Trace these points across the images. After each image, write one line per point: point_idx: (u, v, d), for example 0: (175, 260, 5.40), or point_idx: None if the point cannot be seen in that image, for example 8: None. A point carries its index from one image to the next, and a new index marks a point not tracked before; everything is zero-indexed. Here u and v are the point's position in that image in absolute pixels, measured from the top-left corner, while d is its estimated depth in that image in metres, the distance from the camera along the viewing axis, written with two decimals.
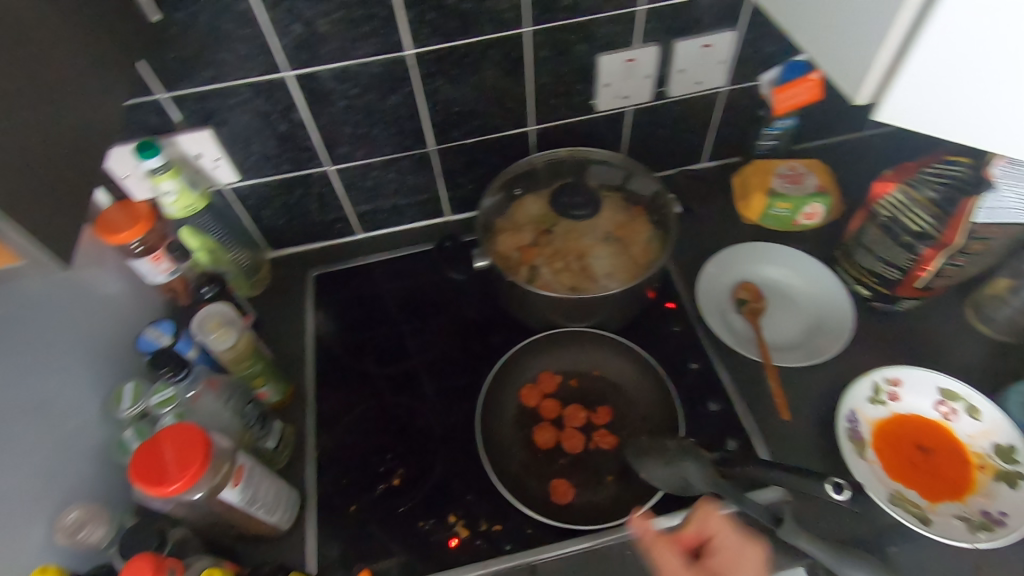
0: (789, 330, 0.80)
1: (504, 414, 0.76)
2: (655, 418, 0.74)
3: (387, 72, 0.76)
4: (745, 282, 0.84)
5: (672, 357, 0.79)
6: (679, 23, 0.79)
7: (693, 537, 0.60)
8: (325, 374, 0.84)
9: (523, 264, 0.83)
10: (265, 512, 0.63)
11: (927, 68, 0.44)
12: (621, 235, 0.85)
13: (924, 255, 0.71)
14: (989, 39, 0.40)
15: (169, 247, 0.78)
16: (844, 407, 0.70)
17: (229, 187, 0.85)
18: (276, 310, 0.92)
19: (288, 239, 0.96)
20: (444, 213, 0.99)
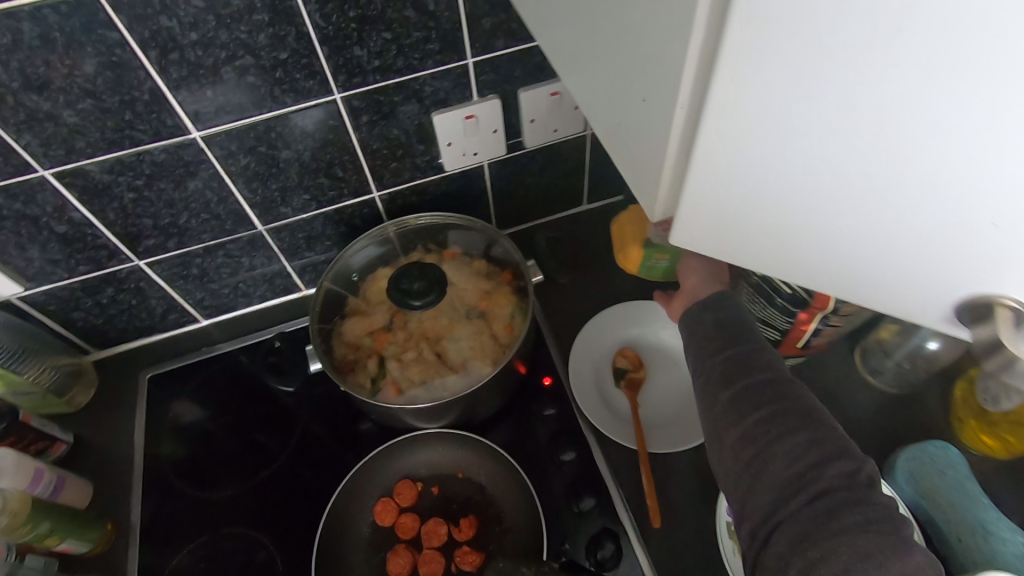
0: (669, 401, 0.72)
1: (355, 536, 0.67)
2: (523, 527, 0.66)
3: (175, 158, 0.64)
4: (623, 349, 0.75)
5: (544, 446, 0.71)
6: (518, 73, 0.70)
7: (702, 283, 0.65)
8: (155, 504, 0.72)
9: (372, 356, 0.73)
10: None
11: (712, 191, 0.32)
12: (482, 310, 0.75)
13: (799, 318, 0.64)
14: (780, 165, 0.29)
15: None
16: (724, 499, 0.62)
17: (18, 297, 0.72)
18: (105, 426, 0.80)
19: (113, 338, 0.83)
20: (298, 289, 0.88)
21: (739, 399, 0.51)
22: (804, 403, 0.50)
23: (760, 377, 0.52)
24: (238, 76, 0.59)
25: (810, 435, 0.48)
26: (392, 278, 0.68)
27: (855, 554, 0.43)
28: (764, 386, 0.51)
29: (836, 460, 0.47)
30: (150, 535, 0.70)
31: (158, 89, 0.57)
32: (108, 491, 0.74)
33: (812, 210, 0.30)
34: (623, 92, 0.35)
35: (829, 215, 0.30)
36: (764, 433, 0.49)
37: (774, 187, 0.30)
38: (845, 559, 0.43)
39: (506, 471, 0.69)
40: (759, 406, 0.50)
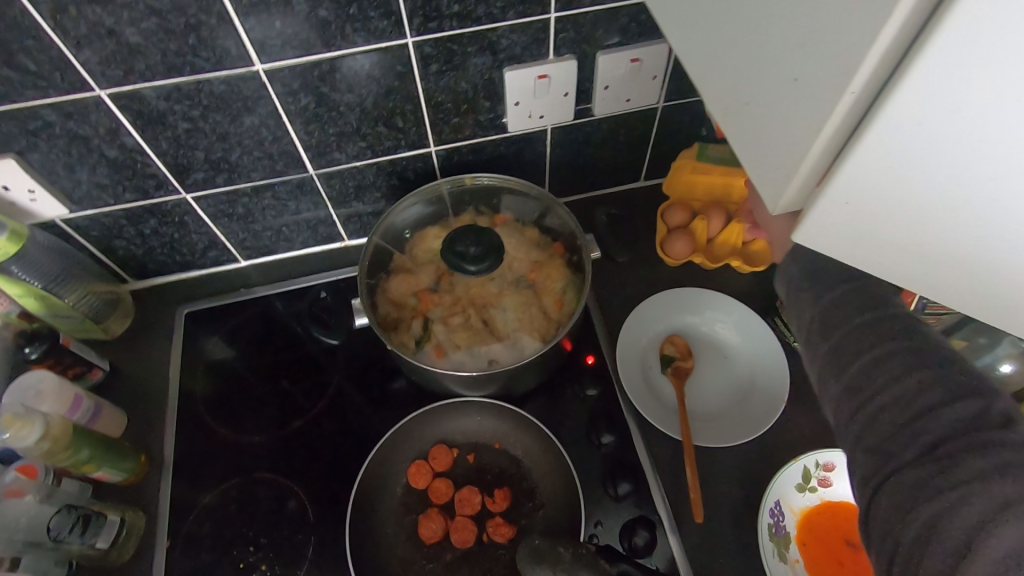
0: (717, 395, 0.70)
1: (387, 496, 0.66)
2: (558, 506, 0.65)
3: (234, 90, 0.61)
4: (673, 336, 0.73)
5: (582, 427, 0.70)
6: (600, 33, 0.65)
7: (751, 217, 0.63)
8: (187, 441, 0.72)
9: (416, 317, 0.71)
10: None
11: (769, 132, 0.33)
12: (532, 280, 0.73)
13: None
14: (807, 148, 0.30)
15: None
16: (767, 500, 0.61)
17: (63, 220, 0.71)
18: (139, 357, 0.79)
19: (152, 270, 0.82)
20: (341, 238, 0.85)
21: (856, 343, 0.45)
22: (924, 336, 0.43)
23: (876, 313, 0.45)
24: (309, 8, 0.55)
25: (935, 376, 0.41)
26: (448, 238, 0.65)
27: (988, 506, 0.35)
28: (889, 325, 0.44)
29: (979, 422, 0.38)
30: (182, 470, 0.70)
31: (225, 13, 0.54)
32: (141, 422, 0.74)
33: (957, 210, 0.27)
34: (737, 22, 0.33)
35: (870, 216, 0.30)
36: (878, 375, 0.43)
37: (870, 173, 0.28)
38: (976, 510, 0.36)
39: (543, 448, 0.67)
40: (883, 340, 0.44)
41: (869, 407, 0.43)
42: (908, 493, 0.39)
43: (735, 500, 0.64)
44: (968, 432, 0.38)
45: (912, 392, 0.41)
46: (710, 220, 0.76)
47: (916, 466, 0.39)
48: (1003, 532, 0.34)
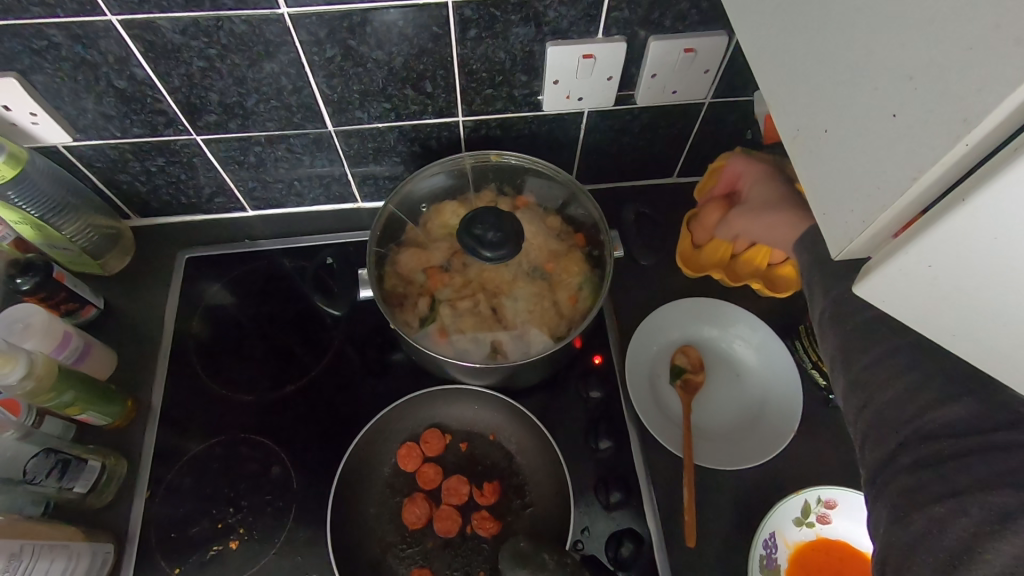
0: (724, 413, 0.68)
1: (374, 475, 0.65)
2: (546, 507, 0.63)
3: (256, 32, 0.56)
4: (686, 347, 0.71)
5: (581, 429, 0.67)
6: (656, 17, 0.60)
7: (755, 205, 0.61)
8: (176, 392, 0.70)
9: (423, 294, 0.68)
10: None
11: (848, 167, 0.29)
12: (549, 270, 0.69)
13: None
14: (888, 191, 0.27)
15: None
16: (762, 530, 0.60)
17: (65, 147, 0.67)
18: (134, 297, 0.77)
19: (155, 208, 0.78)
20: (353, 199, 0.82)
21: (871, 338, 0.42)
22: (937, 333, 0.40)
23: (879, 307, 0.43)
24: None
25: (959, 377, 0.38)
26: (467, 219, 0.62)
27: (986, 516, 0.34)
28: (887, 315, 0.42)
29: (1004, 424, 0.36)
30: (167, 421, 0.68)
31: None
32: (130, 365, 0.72)
33: None
34: (837, 35, 0.29)
35: (937, 280, 0.27)
36: (881, 369, 0.41)
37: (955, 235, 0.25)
38: (972, 521, 0.34)
39: (539, 446, 0.66)
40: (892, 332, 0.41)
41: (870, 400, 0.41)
42: (905, 496, 0.37)
43: (725, 526, 0.63)
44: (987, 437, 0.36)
45: (922, 392, 0.39)
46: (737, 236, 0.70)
47: (914, 468, 0.38)
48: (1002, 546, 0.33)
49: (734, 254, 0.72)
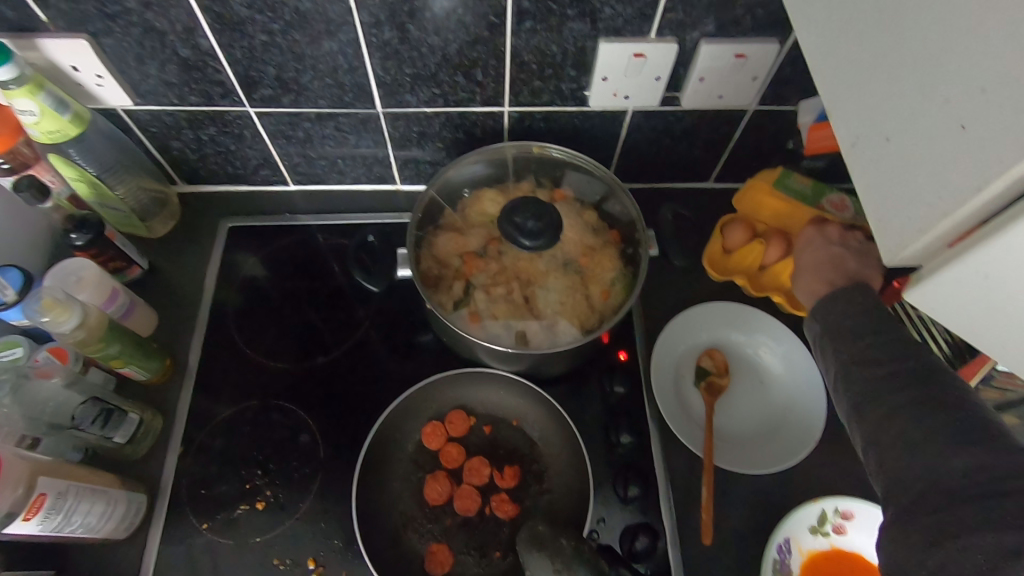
0: (746, 419, 0.69)
1: (398, 450, 0.66)
2: (565, 495, 0.64)
3: (319, 10, 0.58)
4: (713, 351, 0.71)
5: (603, 422, 0.68)
6: (710, 20, 0.60)
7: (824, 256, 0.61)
8: (212, 355, 0.72)
9: (459, 278, 0.70)
10: (100, 523, 0.56)
11: (909, 174, 0.30)
12: (582, 263, 0.71)
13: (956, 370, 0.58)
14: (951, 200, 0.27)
15: (17, 182, 0.65)
16: (777, 535, 0.60)
17: (125, 111, 0.69)
18: (177, 261, 0.79)
19: (202, 176, 0.81)
20: (393, 181, 0.83)
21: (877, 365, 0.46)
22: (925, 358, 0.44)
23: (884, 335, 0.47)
24: None
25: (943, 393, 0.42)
26: (508, 207, 0.63)
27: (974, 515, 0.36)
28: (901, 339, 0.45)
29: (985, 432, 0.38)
30: (202, 382, 0.70)
31: None
32: (169, 326, 0.74)
33: None
34: (909, 44, 0.29)
35: (992, 291, 0.27)
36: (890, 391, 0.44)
37: (1016, 247, 0.25)
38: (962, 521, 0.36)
39: (561, 435, 0.67)
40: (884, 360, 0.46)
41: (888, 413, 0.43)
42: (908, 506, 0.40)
43: (740, 528, 0.63)
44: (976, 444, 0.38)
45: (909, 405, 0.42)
46: (768, 247, 0.70)
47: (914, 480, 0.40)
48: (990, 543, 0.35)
49: (762, 266, 0.72)
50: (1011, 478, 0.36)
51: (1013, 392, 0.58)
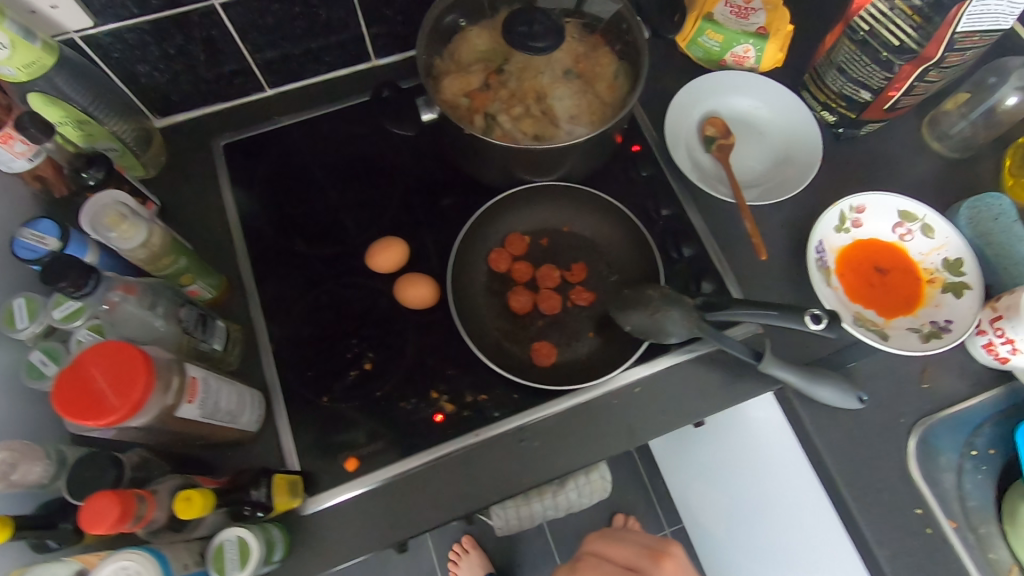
0: (756, 165, 0.78)
1: (473, 282, 0.71)
2: (632, 272, 0.72)
3: None
4: (712, 118, 0.78)
5: (641, 206, 0.76)
6: None
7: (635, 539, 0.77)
8: (261, 260, 0.72)
9: (476, 113, 0.72)
10: (226, 418, 0.57)
11: None
12: (581, 68, 0.74)
13: (884, 95, 0.72)
14: None
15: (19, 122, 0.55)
16: (814, 239, 0.71)
17: (83, 37, 0.63)
18: (181, 188, 0.76)
19: (175, 101, 0.76)
20: (368, 58, 0.82)
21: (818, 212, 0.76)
22: (859, 158, 0.79)
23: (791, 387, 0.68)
24: None
25: (891, 167, 0.79)
26: (509, 20, 0.65)
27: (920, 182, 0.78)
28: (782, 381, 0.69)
29: (893, 177, 0.78)
30: (264, 287, 0.71)
31: None
32: (205, 251, 0.73)
33: None
34: None
35: None
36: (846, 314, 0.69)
37: None
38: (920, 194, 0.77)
39: (610, 225, 0.73)
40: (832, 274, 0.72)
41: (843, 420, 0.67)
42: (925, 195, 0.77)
43: (779, 249, 0.74)
44: (907, 163, 0.79)
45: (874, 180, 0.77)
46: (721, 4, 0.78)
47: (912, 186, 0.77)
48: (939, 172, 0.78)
49: (713, 13, 0.78)
50: (928, 178, 0.78)
51: (959, 62, 0.67)
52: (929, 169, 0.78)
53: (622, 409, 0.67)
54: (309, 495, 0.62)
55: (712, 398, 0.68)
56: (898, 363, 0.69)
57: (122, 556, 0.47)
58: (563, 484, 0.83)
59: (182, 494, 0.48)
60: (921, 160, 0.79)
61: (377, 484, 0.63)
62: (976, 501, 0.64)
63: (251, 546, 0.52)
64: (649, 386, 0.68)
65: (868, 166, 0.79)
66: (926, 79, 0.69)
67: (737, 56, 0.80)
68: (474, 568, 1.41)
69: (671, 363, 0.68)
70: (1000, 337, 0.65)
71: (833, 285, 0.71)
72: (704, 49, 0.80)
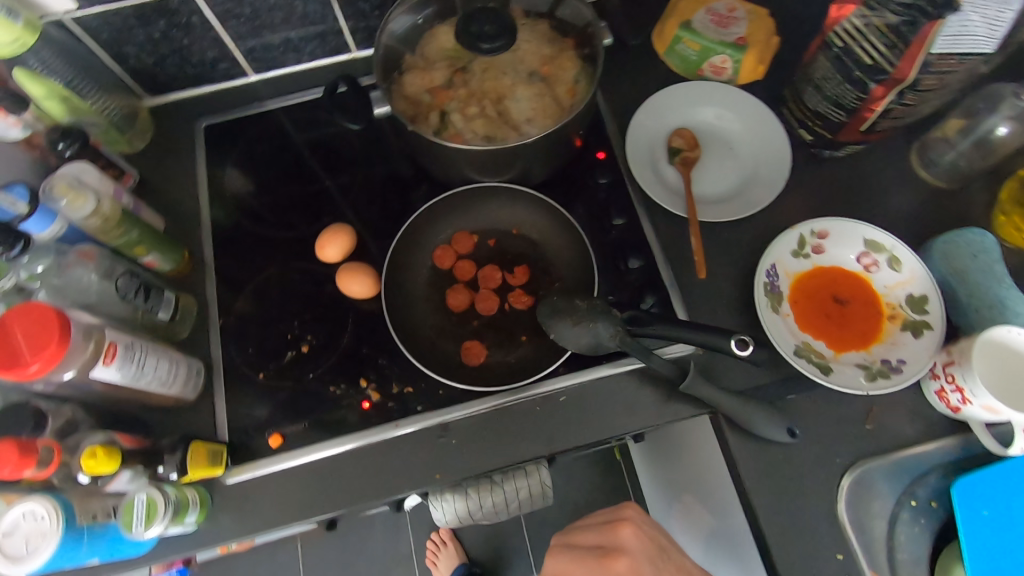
0: (722, 180, 0.75)
1: (415, 277, 0.73)
2: (573, 280, 0.72)
3: None
4: (681, 129, 0.76)
5: (595, 214, 0.75)
6: None
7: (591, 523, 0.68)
8: (224, 237, 0.77)
9: (434, 109, 0.72)
10: (156, 383, 0.60)
11: None
12: (546, 70, 0.74)
13: (859, 117, 0.68)
14: None
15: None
16: (766, 262, 0.68)
17: (71, 17, 0.68)
18: (163, 164, 0.81)
19: (163, 82, 0.81)
20: (349, 50, 0.84)
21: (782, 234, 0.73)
22: (833, 181, 0.75)
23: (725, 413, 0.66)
24: None
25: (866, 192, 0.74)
26: (463, 20, 0.65)
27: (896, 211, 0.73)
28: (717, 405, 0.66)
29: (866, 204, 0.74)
30: (222, 264, 0.75)
31: None
32: (173, 225, 0.77)
33: None
34: None
35: None
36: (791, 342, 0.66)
37: None
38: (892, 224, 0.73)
39: (558, 231, 0.74)
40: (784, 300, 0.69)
41: (774, 453, 0.64)
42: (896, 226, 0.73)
43: (734, 270, 0.71)
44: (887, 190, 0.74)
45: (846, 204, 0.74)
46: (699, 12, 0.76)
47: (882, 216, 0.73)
48: (917, 202, 0.74)
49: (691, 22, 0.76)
50: (904, 207, 0.74)
51: (940, 85, 0.62)
52: (907, 199, 0.74)
53: (546, 416, 0.67)
54: (232, 465, 0.65)
55: (639, 415, 0.66)
56: (842, 400, 0.65)
57: (32, 501, 0.51)
58: (503, 483, 0.84)
59: (90, 449, 0.52)
60: (901, 187, 0.74)
61: (297, 462, 0.65)
62: (906, 554, 0.60)
63: (159, 504, 0.55)
64: (576, 396, 0.67)
65: (841, 190, 0.75)
66: (903, 102, 0.64)
67: (714, 66, 0.77)
68: (451, 561, 1.41)
69: (602, 375, 0.67)
70: (952, 385, 0.60)
71: (784, 310, 0.68)
72: (680, 58, 0.78)
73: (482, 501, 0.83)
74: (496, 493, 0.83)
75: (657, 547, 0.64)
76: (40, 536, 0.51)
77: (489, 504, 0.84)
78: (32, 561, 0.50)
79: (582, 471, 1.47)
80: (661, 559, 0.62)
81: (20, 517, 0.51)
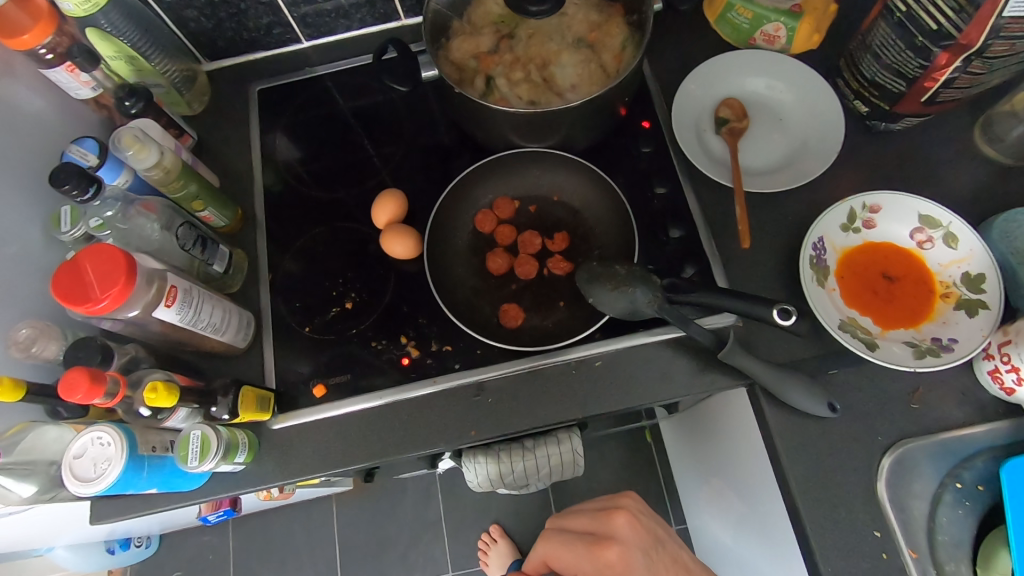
0: (770, 152, 0.73)
1: (457, 240, 0.75)
2: (612, 248, 0.72)
3: None
4: (728, 99, 0.74)
5: (637, 183, 0.75)
6: None
7: (589, 510, 0.71)
8: (275, 197, 0.79)
9: (479, 75, 0.73)
10: (211, 329, 0.64)
11: None
12: (592, 37, 0.73)
13: (919, 85, 0.65)
14: None
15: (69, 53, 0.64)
16: (814, 234, 0.66)
17: None
18: (219, 126, 0.84)
19: (222, 48, 0.84)
20: (397, 17, 0.85)
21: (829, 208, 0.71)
22: (888, 155, 0.72)
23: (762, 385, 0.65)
24: None
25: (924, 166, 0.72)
26: None
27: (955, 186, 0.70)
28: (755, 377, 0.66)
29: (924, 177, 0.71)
30: (273, 222, 0.78)
31: None
32: (228, 184, 0.80)
33: None
34: None
35: None
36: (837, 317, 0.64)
37: None
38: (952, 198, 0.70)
39: (598, 199, 0.74)
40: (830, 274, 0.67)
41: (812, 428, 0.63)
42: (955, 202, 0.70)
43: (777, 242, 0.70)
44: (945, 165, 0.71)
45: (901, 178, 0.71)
46: None
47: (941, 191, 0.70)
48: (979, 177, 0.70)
49: None
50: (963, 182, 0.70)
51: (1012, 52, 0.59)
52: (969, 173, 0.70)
53: (581, 379, 0.67)
54: (279, 412, 0.68)
55: (675, 382, 0.66)
56: (886, 376, 0.64)
57: (99, 428, 0.55)
58: (534, 448, 0.85)
59: (151, 384, 0.55)
60: (960, 162, 0.71)
61: (337, 413, 0.67)
62: (948, 536, 0.59)
63: (211, 441, 0.58)
64: (611, 361, 0.67)
65: (897, 163, 0.72)
66: (968, 70, 0.61)
67: (767, 35, 0.75)
68: (502, 559, 1.39)
69: (639, 342, 0.67)
70: (1006, 364, 0.58)
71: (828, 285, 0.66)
72: (731, 26, 0.77)
73: (513, 465, 0.84)
74: (527, 457, 0.83)
75: (653, 538, 0.66)
76: (105, 461, 0.54)
77: (519, 468, 0.85)
78: (97, 484, 0.53)
79: (613, 450, 1.47)
80: (656, 549, 0.64)
81: (89, 442, 0.55)
